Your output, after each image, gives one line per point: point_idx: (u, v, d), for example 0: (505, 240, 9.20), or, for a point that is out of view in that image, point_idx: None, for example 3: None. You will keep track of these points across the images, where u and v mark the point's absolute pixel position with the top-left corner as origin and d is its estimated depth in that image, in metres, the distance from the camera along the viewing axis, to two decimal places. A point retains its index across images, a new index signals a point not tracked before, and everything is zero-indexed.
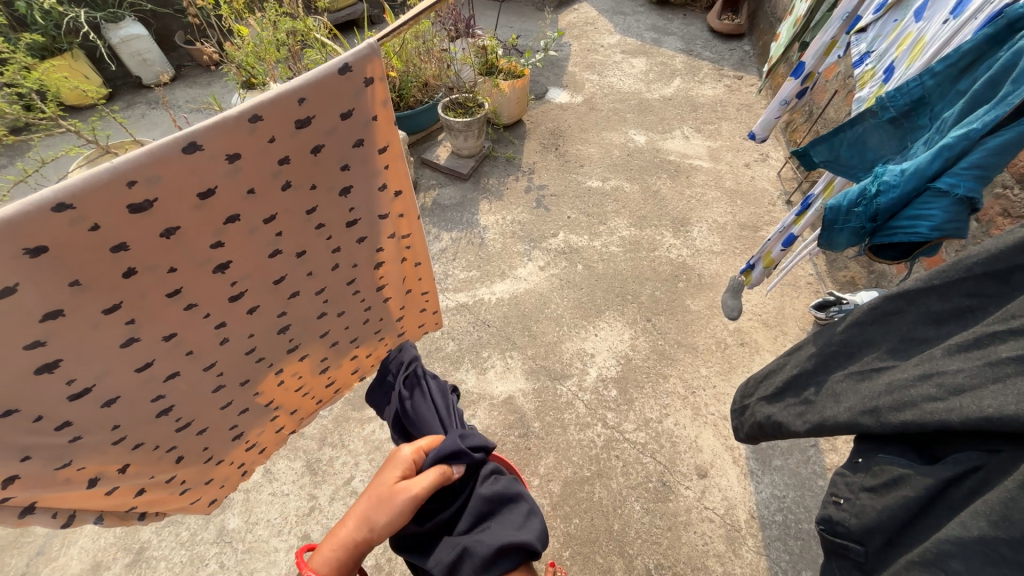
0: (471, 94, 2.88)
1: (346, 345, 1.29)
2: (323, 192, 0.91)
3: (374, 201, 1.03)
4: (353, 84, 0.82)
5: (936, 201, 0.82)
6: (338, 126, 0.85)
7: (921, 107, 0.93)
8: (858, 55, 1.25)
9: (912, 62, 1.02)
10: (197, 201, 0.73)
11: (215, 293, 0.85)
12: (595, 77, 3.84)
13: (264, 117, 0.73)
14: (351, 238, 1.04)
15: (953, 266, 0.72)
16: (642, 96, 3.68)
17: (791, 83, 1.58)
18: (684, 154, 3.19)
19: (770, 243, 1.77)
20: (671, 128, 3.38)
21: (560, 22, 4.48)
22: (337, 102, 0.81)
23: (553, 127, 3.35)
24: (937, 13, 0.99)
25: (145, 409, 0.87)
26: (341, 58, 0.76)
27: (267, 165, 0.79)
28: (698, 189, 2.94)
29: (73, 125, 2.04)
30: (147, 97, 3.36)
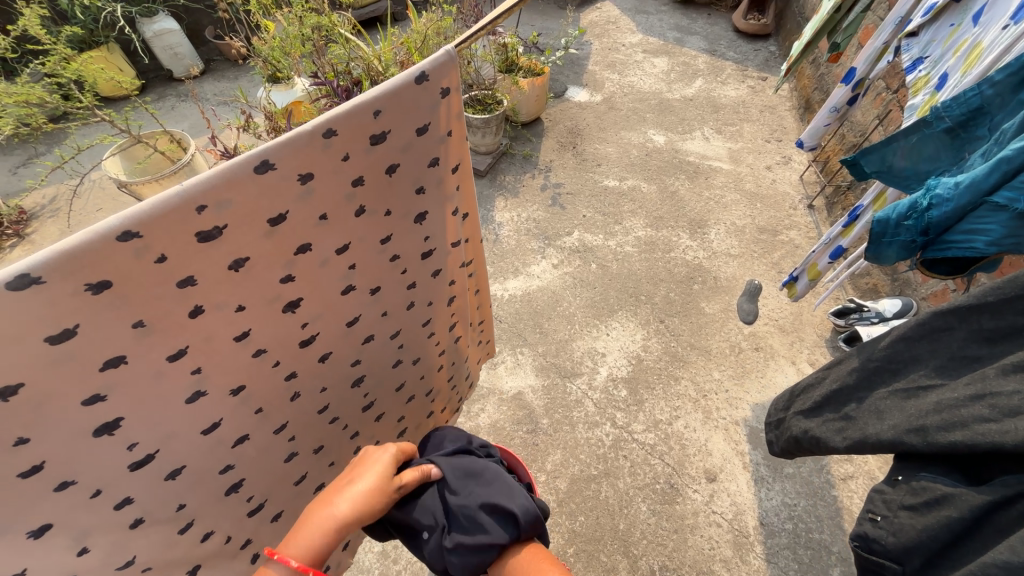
0: (490, 91, 2.89)
1: (421, 399, 1.29)
2: (398, 220, 0.84)
3: (445, 226, 0.96)
4: (432, 94, 0.72)
5: (993, 216, 0.80)
6: (415, 142, 0.75)
7: (979, 117, 0.89)
8: (910, 60, 1.22)
9: (967, 69, 0.99)
10: (268, 227, 0.64)
11: (283, 336, 0.78)
12: (615, 76, 3.81)
13: (339, 131, 0.63)
14: (422, 272, 0.98)
15: (1008, 283, 0.71)
16: (663, 96, 3.64)
17: (842, 90, 1.59)
18: (704, 156, 3.14)
19: (815, 255, 1.73)
20: (692, 129, 3.34)
21: (583, 20, 4.47)
22: (416, 115, 0.72)
23: (571, 126, 3.34)
24: (996, 18, 0.96)
25: (213, 484, 0.82)
26: (419, 65, 0.66)
27: (342, 187, 0.69)
28: (717, 191, 2.90)
29: (108, 114, 2.11)
30: (177, 89, 3.47)
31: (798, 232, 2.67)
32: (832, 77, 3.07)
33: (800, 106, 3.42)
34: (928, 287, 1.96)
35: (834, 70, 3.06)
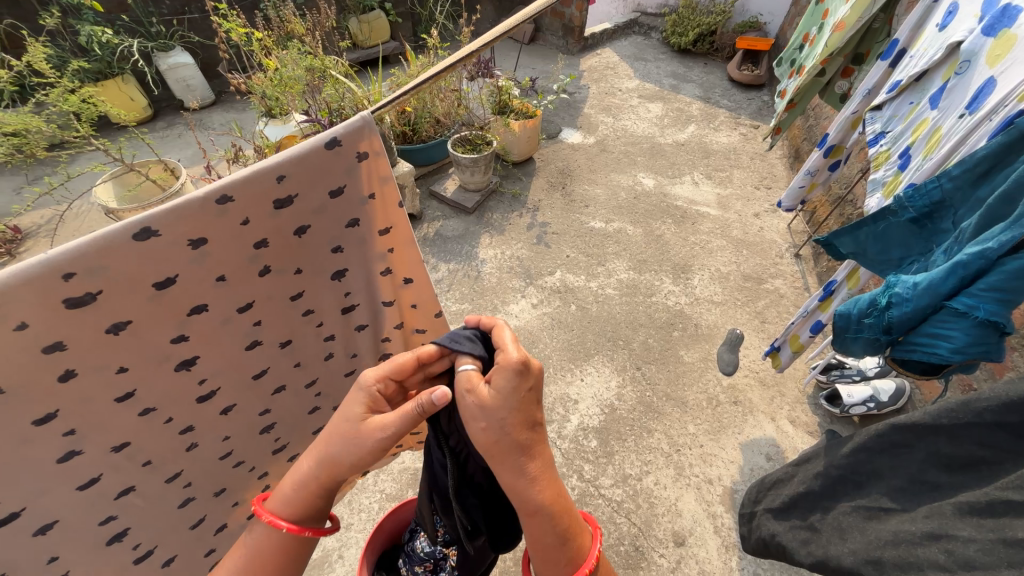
0: (480, 132, 2.95)
1: None
2: (310, 276, 0.80)
3: (372, 282, 0.90)
4: (340, 160, 0.71)
5: (955, 320, 0.78)
6: (327, 206, 0.74)
7: (941, 210, 0.88)
8: (872, 133, 1.23)
9: (928, 153, 0.98)
10: (154, 290, 0.63)
11: (178, 394, 0.74)
12: (609, 120, 3.91)
13: (236, 198, 0.63)
14: (345, 323, 0.92)
15: (962, 408, 0.70)
16: (655, 140, 3.71)
17: (815, 154, 1.61)
18: (691, 201, 3.16)
19: (795, 326, 1.67)
20: (681, 173, 3.38)
21: (582, 66, 4.61)
22: (324, 180, 0.71)
23: (562, 166, 3.40)
24: (953, 104, 0.95)
25: (92, 535, 0.75)
26: (326, 131, 0.66)
27: (241, 249, 0.69)
28: (703, 237, 2.89)
29: (103, 144, 2.18)
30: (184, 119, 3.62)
31: (784, 281, 2.63)
32: (821, 129, 3.11)
33: (790, 155, 3.46)
34: None
35: (821, 123, 3.11)
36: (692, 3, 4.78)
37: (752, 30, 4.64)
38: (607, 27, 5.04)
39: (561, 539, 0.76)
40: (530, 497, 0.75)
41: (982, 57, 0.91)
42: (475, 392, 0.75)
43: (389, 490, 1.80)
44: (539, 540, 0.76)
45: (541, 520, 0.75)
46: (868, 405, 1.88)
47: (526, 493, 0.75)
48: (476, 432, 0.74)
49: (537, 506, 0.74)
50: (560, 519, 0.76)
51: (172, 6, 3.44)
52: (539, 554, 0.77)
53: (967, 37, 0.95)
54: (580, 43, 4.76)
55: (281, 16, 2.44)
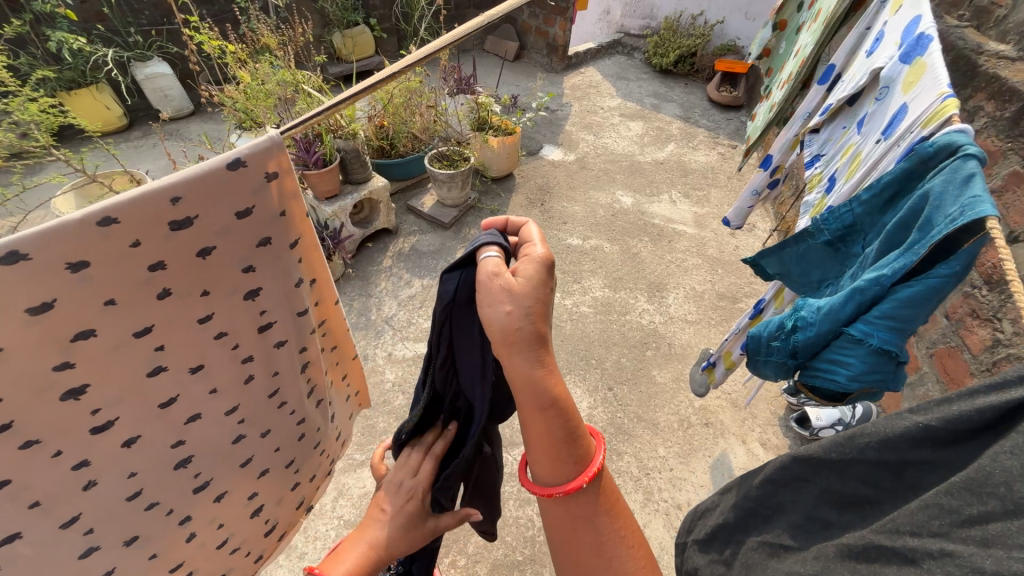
0: (458, 148, 2.93)
1: (284, 477, 1.05)
2: (221, 299, 0.74)
3: (292, 301, 0.84)
4: (249, 180, 0.67)
5: (852, 348, 0.78)
6: (234, 226, 0.70)
7: (853, 234, 0.91)
8: (811, 155, 1.28)
9: (848, 177, 1.01)
10: (28, 316, 0.57)
11: (67, 426, 0.67)
12: (590, 137, 3.94)
13: (123, 219, 0.59)
14: (267, 344, 0.84)
15: (846, 442, 0.61)
16: (635, 158, 3.74)
17: (760, 174, 1.60)
18: (668, 219, 3.17)
19: (729, 342, 1.66)
20: (660, 192, 3.40)
21: (566, 84, 4.68)
22: (230, 199, 0.67)
23: (542, 183, 3.41)
24: (874, 129, 0.96)
25: None
26: (230, 151, 0.63)
27: (134, 274, 0.64)
28: (679, 255, 2.90)
29: (64, 154, 2.12)
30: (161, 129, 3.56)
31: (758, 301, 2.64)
32: None
33: None
34: None
35: None
36: (673, 26, 4.90)
37: (731, 53, 4.76)
38: (591, 47, 5.13)
39: (566, 437, 0.75)
40: (541, 393, 0.72)
41: (899, 83, 0.91)
42: (503, 278, 0.69)
43: (347, 517, 1.73)
44: (547, 435, 0.74)
45: (550, 417, 0.73)
46: (836, 428, 1.87)
47: (537, 389, 0.72)
48: (491, 323, 0.70)
49: (550, 400, 0.72)
50: (567, 414, 0.75)
51: (152, 17, 3.42)
52: (544, 453, 0.75)
53: (888, 63, 0.96)
54: (563, 61, 4.84)
55: (256, 31, 2.42)
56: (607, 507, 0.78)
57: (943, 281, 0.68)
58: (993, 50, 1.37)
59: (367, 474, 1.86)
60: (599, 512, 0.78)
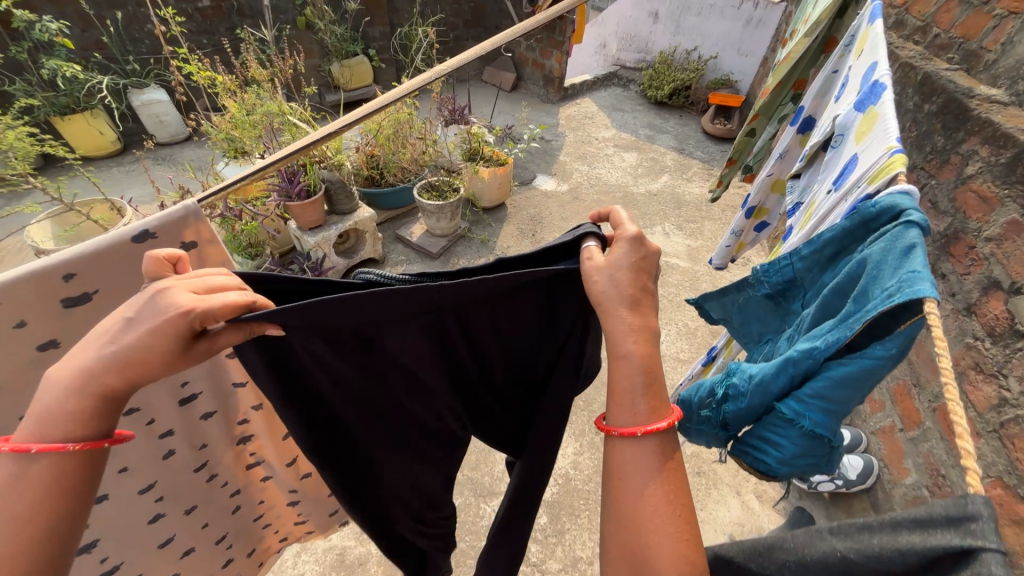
0: (447, 179, 2.89)
1: (213, 558, 0.94)
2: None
3: (222, 369, 0.77)
4: (162, 250, 0.66)
5: (785, 429, 0.62)
6: (143, 297, 0.68)
7: (793, 289, 0.74)
8: (791, 203, 1.18)
9: (802, 227, 0.92)
10: None
11: None
12: (584, 167, 3.93)
13: (10, 298, 0.57)
14: (190, 416, 0.77)
15: (761, 552, 0.54)
16: (628, 189, 3.71)
17: (739, 215, 1.49)
18: (661, 252, 3.11)
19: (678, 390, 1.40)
20: (653, 224, 3.36)
21: (561, 114, 4.72)
22: (137, 271, 0.65)
23: (534, 213, 3.37)
24: (831, 176, 0.86)
25: None
26: (137, 222, 0.62)
27: (23, 351, 0.61)
28: (672, 290, 2.82)
29: (41, 182, 2.08)
30: (156, 154, 3.55)
31: None
32: None
33: None
34: (877, 420, 1.76)
35: None
36: (668, 60, 4.98)
37: (725, 87, 4.81)
38: (587, 79, 5.21)
39: (645, 387, 0.64)
40: (619, 344, 0.65)
41: (851, 131, 0.82)
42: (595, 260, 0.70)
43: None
44: (619, 382, 0.65)
45: (629, 368, 0.65)
46: (836, 483, 1.73)
47: (617, 340, 0.65)
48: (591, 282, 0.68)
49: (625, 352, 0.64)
50: (648, 369, 0.65)
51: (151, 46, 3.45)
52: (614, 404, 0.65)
53: (845, 109, 0.87)
54: (559, 92, 4.89)
55: (246, 64, 2.43)
56: (671, 470, 0.61)
57: (878, 365, 0.55)
58: (983, 94, 1.31)
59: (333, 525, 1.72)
60: (661, 472, 0.61)
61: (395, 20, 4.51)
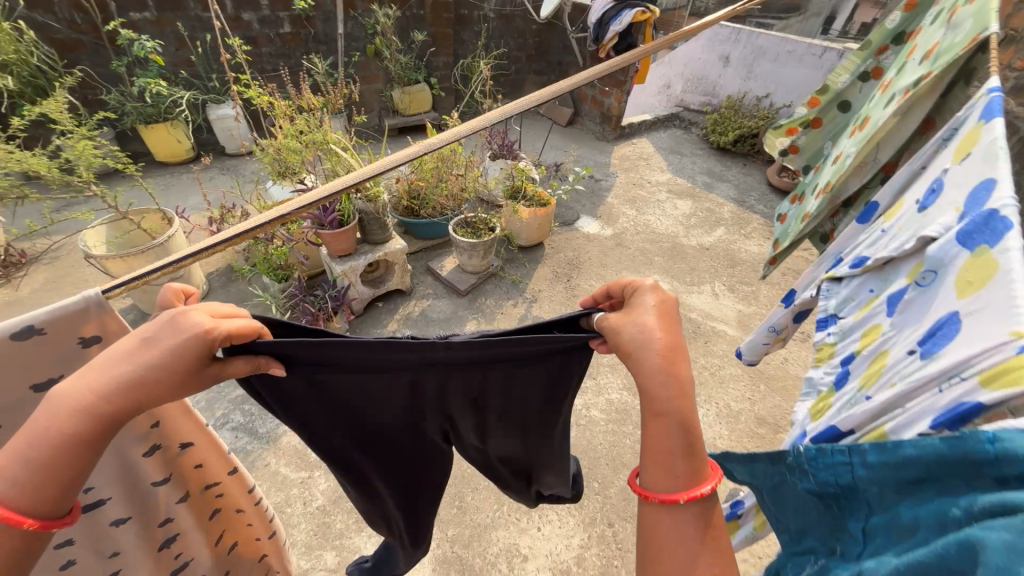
0: (484, 217, 2.81)
1: None
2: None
3: (137, 472, 0.75)
4: (53, 346, 0.58)
5: None
6: (29, 399, 0.60)
7: (850, 501, 0.52)
8: (824, 312, 0.88)
9: (865, 384, 0.62)
10: None
11: None
12: (632, 212, 3.72)
13: None
14: (98, 523, 0.73)
15: None
16: (678, 240, 3.45)
17: (780, 309, 1.28)
18: (707, 314, 2.81)
19: None
20: (701, 281, 3.06)
21: (615, 153, 4.56)
22: (22, 371, 0.58)
23: (572, 256, 3.20)
24: (910, 326, 0.61)
25: None
26: (17, 320, 0.54)
27: None
28: (716, 360, 2.50)
29: (100, 191, 2.22)
30: (222, 163, 3.76)
31: None
32: None
33: None
34: None
35: None
36: (735, 106, 4.72)
37: None
38: (646, 119, 5.04)
39: (685, 448, 0.62)
40: (664, 398, 0.63)
41: (952, 273, 0.58)
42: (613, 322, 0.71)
43: None
44: (664, 443, 0.63)
45: (667, 424, 0.62)
46: None
47: (659, 390, 0.63)
48: (620, 329, 0.69)
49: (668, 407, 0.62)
50: (691, 431, 0.63)
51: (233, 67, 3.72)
52: (649, 455, 0.64)
53: (941, 235, 0.64)
54: (616, 131, 4.76)
55: (302, 92, 2.50)
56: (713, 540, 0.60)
57: None
58: None
59: None
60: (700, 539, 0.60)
61: (460, 52, 4.62)
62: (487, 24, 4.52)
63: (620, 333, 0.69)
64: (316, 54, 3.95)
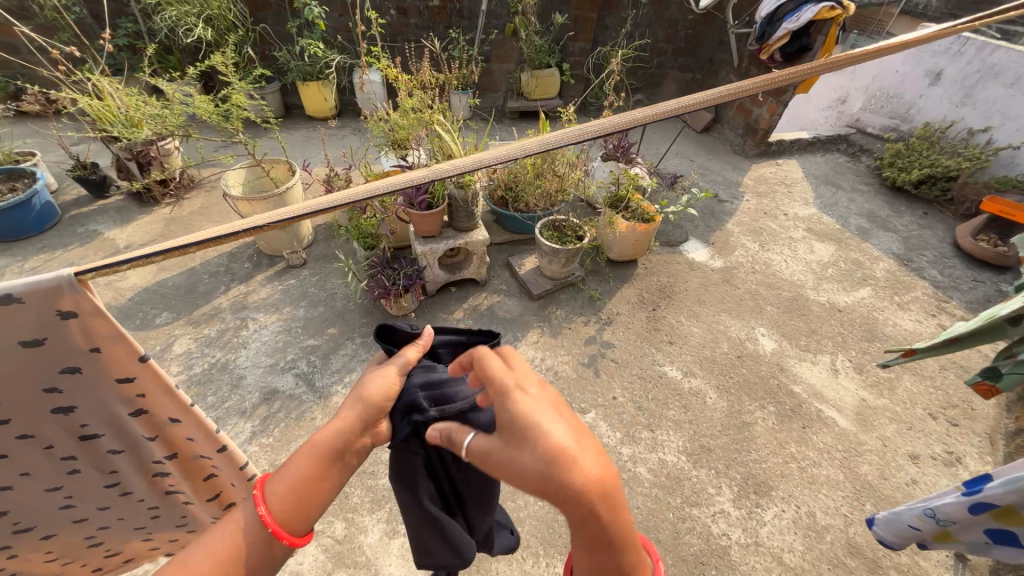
0: (576, 223, 2.62)
1: (131, 529, 1.15)
2: (15, 408, 0.79)
3: (124, 420, 0.90)
4: (38, 312, 0.70)
5: None
6: (21, 351, 0.73)
7: None
8: None
9: None
10: None
11: None
12: (753, 246, 3.19)
13: None
14: (95, 448, 0.91)
15: None
16: (802, 291, 2.86)
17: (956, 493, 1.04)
18: (817, 392, 2.29)
19: None
20: (820, 349, 2.50)
21: (751, 173, 3.95)
22: (13, 330, 0.71)
23: (665, 283, 2.85)
24: None
25: None
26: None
27: None
28: (812, 453, 2.03)
29: (245, 140, 2.52)
30: (356, 124, 4.08)
31: None
32: None
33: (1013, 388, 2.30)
34: None
35: None
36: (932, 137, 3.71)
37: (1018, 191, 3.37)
38: (802, 138, 4.25)
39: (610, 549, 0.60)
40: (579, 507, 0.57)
41: None
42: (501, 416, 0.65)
43: None
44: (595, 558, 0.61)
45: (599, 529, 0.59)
46: None
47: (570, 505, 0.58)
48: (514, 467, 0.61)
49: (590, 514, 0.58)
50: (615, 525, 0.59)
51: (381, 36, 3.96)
52: (583, 566, 0.62)
53: None
54: (759, 147, 4.10)
55: (423, 69, 2.53)
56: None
57: None
58: None
59: (311, 548, 1.62)
60: None
61: (600, 39, 4.33)
62: (636, 10, 4.13)
63: (510, 470, 0.63)
64: (457, 29, 4.00)
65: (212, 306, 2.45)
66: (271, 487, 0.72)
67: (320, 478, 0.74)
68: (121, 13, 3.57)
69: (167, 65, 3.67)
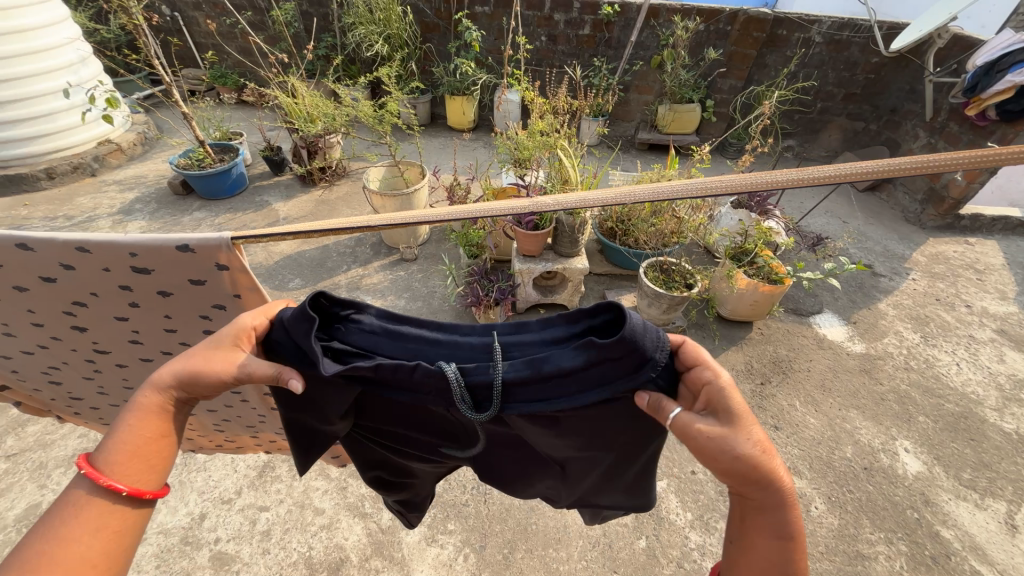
0: (688, 269, 2.40)
1: (247, 433, 1.37)
2: (182, 321, 0.99)
3: None
4: (203, 263, 0.86)
5: None
6: (189, 285, 0.91)
7: None
8: None
9: None
10: (46, 283, 0.91)
11: (78, 341, 1.04)
12: (913, 337, 2.59)
13: (92, 254, 0.85)
14: None
15: None
16: (977, 409, 2.23)
17: None
18: (978, 546, 1.74)
19: None
20: (994, 491, 1.91)
21: (925, 248, 3.24)
22: (185, 269, 0.87)
23: (783, 356, 2.46)
24: None
25: (34, 368, 1.13)
26: (177, 240, 0.81)
27: (109, 286, 0.91)
28: None
29: (390, 142, 2.84)
30: (488, 139, 4.34)
31: None
32: None
33: None
34: None
35: None
36: None
37: None
38: (1011, 216, 3.37)
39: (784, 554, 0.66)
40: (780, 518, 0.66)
41: None
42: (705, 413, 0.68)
43: (314, 555, 1.63)
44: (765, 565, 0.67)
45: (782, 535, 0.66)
46: None
47: (782, 516, 0.66)
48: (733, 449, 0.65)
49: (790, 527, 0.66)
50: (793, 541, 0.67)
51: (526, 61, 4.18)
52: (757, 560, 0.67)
53: None
54: (943, 218, 3.36)
55: (559, 95, 2.59)
56: None
57: None
58: None
59: (358, 528, 1.71)
60: None
61: (755, 77, 3.99)
62: (807, 49, 3.74)
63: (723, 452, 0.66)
64: (601, 58, 4.05)
65: (334, 281, 2.78)
66: (97, 456, 0.67)
67: (156, 426, 0.72)
68: (327, 30, 4.34)
69: (349, 74, 4.35)
